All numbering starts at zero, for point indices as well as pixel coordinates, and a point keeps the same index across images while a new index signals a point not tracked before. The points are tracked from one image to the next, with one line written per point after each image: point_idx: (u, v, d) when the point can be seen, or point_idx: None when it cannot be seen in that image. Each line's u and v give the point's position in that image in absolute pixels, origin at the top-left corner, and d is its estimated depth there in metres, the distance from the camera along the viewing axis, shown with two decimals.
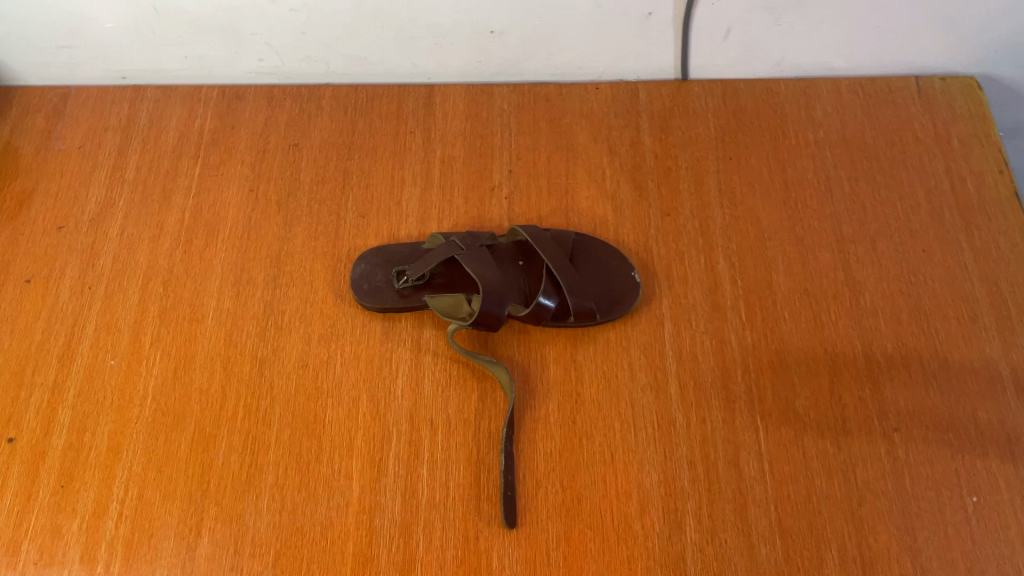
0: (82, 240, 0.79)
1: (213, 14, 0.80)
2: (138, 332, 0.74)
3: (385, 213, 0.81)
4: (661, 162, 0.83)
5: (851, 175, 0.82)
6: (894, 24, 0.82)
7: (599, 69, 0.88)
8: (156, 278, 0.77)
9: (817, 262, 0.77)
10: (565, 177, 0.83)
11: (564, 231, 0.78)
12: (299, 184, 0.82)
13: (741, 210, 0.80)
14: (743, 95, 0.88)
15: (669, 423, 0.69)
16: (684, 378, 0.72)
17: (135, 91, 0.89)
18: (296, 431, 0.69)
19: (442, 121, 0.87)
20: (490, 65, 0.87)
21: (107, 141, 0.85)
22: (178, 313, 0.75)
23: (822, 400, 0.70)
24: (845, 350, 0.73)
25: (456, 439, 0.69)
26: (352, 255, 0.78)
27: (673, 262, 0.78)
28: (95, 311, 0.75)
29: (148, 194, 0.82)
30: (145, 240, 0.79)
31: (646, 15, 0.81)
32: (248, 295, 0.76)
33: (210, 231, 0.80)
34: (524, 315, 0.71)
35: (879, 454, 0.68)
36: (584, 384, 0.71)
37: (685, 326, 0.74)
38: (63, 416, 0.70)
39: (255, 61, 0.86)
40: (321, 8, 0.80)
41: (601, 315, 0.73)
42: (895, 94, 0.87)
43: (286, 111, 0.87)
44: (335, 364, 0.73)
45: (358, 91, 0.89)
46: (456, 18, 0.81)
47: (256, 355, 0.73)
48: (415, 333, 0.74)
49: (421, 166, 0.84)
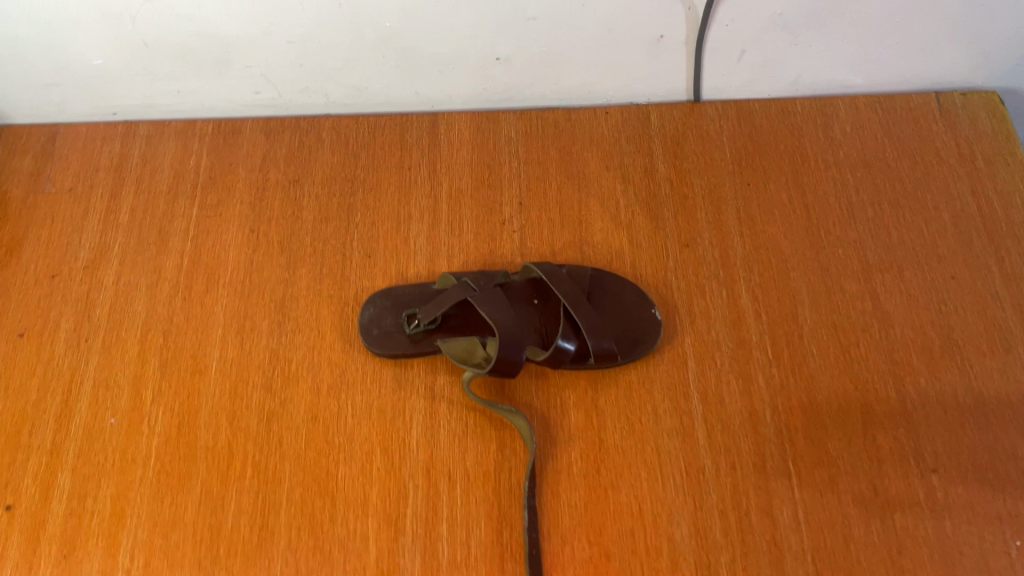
0: (76, 289, 0.76)
1: (206, 47, 0.77)
2: (138, 387, 0.71)
3: (392, 251, 0.78)
4: (677, 189, 0.80)
5: (874, 199, 0.79)
6: (914, 40, 0.79)
7: (608, 93, 0.85)
8: (155, 328, 0.74)
9: (843, 292, 0.74)
10: (577, 209, 0.80)
11: (580, 266, 0.74)
12: (301, 223, 0.79)
13: (762, 239, 0.77)
14: (758, 115, 0.85)
15: (698, 470, 0.66)
16: (711, 422, 0.69)
17: (126, 128, 0.85)
18: (308, 489, 0.66)
19: (448, 152, 0.83)
20: (495, 91, 0.84)
21: (100, 182, 0.82)
22: (180, 364, 0.72)
23: (855, 441, 0.68)
24: (877, 387, 0.70)
25: (476, 494, 0.66)
26: (359, 298, 0.75)
27: (694, 296, 0.75)
28: (93, 366, 0.72)
29: (144, 238, 0.78)
30: (142, 288, 0.76)
31: (657, 38, 0.78)
32: (253, 343, 0.73)
33: (210, 276, 0.76)
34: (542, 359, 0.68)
35: (917, 498, 0.65)
36: (608, 430, 0.68)
37: (709, 365, 0.71)
38: (62, 480, 0.67)
39: (251, 93, 0.83)
40: (319, 38, 0.76)
41: (623, 355, 0.70)
42: (916, 112, 0.84)
43: (285, 145, 0.84)
44: (346, 415, 0.69)
45: (360, 122, 0.85)
46: (460, 46, 0.78)
47: (262, 407, 0.70)
48: (428, 380, 0.71)
49: (428, 200, 0.81)
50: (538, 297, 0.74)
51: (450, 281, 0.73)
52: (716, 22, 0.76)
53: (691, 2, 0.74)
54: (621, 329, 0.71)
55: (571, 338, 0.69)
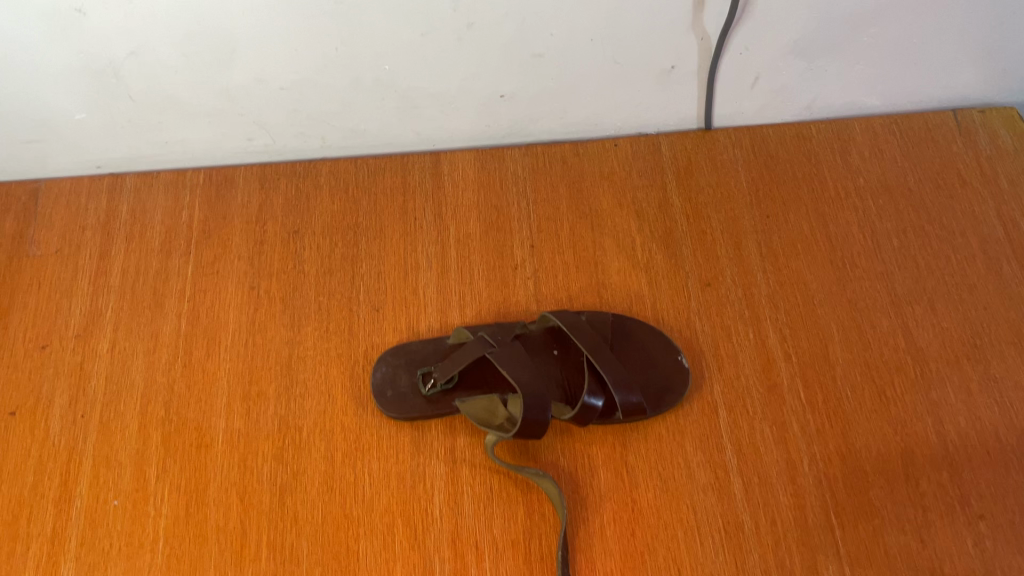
0: (69, 360, 0.71)
1: (195, 97, 0.72)
2: (141, 464, 0.67)
3: (401, 304, 0.74)
4: (694, 224, 0.77)
5: (898, 228, 0.76)
6: (934, 61, 0.76)
7: (617, 125, 0.81)
8: (156, 399, 0.70)
9: (874, 329, 0.72)
10: (592, 249, 0.77)
11: (599, 313, 0.71)
12: (304, 277, 0.75)
13: (786, 274, 0.75)
14: (773, 142, 0.82)
15: (737, 528, 0.64)
16: (747, 475, 0.66)
17: (112, 181, 0.81)
18: (328, 569, 0.62)
19: (454, 194, 0.80)
20: (500, 128, 0.80)
21: (87, 242, 0.77)
22: (184, 437, 0.68)
23: (898, 488, 0.65)
24: (916, 429, 0.67)
25: (507, 565, 0.62)
26: (370, 356, 0.71)
27: (719, 339, 0.72)
28: (91, 443, 0.68)
29: (138, 301, 0.74)
30: (139, 355, 0.72)
31: (669, 69, 0.75)
32: (260, 410, 0.69)
33: (211, 339, 0.72)
34: (569, 417, 0.65)
35: (967, 547, 0.62)
36: (640, 489, 0.65)
37: (741, 413, 0.68)
38: (64, 573, 0.62)
39: (243, 140, 0.79)
40: (316, 83, 0.72)
41: (652, 408, 0.67)
42: (935, 132, 0.81)
43: (281, 193, 0.80)
44: (363, 485, 0.66)
45: (359, 165, 0.82)
46: (463, 85, 0.74)
47: (274, 480, 0.66)
48: (448, 442, 0.68)
49: (435, 246, 0.77)
50: (558, 348, 0.71)
51: (465, 336, 0.70)
52: (730, 51, 0.73)
53: (704, 31, 0.71)
54: (647, 380, 0.68)
55: (598, 393, 0.65)
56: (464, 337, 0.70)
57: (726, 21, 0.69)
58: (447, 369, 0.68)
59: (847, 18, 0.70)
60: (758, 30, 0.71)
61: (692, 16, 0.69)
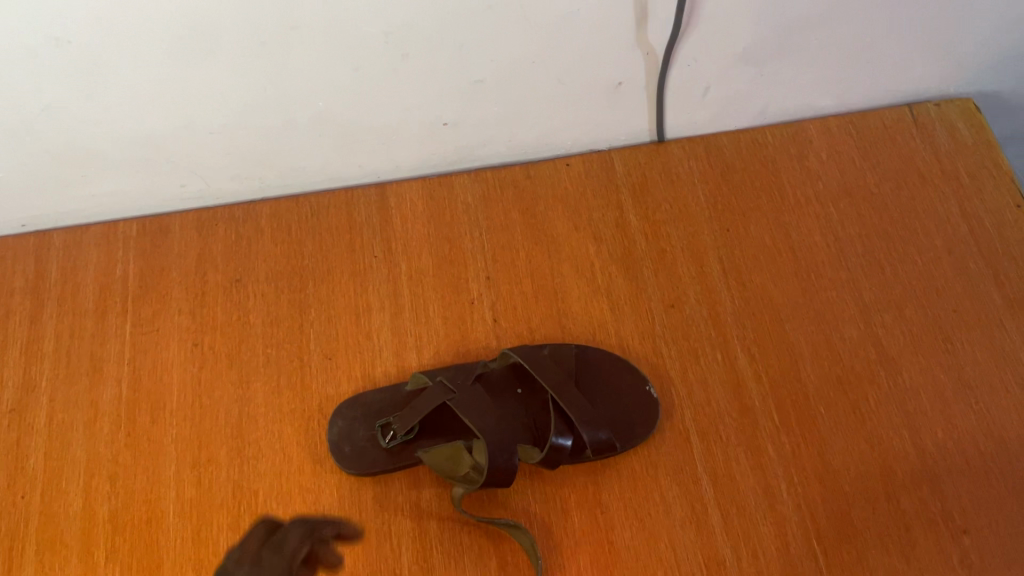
0: (4, 439, 0.67)
1: (119, 148, 0.68)
2: (88, 546, 0.63)
3: (354, 350, 0.71)
4: (653, 243, 0.75)
5: (861, 233, 0.75)
6: (887, 59, 0.73)
7: (567, 143, 0.78)
8: (101, 473, 0.66)
9: (843, 341, 0.70)
10: (550, 277, 0.74)
11: (561, 346, 0.68)
12: (250, 329, 0.72)
13: (751, 289, 0.72)
14: (728, 150, 0.79)
15: (719, 563, 0.61)
16: (725, 506, 0.64)
17: (39, 239, 0.76)
18: None
19: (402, 228, 0.76)
20: (446, 155, 0.77)
21: (16, 308, 0.73)
22: (133, 513, 0.64)
23: (880, 507, 0.63)
24: (893, 443, 0.65)
25: None
26: (325, 409, 0.68)
27: (687, 363, 0.69)
28: (34, 527, 0.64)
29: (75, 368, 0.70)
30: (80, 428, 0.68)
31: (617, 84, 0.71)
32: (212, 477, 0.66)
33: (155, 404, 0.69)
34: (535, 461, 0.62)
35: (953, 563, 0.61)
36: (616, 529, 0.63)
37: (715, 440, 0.66)
38: None
39: (176, 187, 0.74)
40: (248, 126, 0.68)
41: (621, 443, 0.65)
42: (892, 130, 0.79)
43: (221, 240, 0.76)
44: (326, 549, 0.62)
45: (301, 203, 0.78)
46: (403, 116, 0.71)
47: (232, 552, 0.62)
48: (414, 495, 0.65)
49: (387, 285, 0.74)
50: (520, 385, 0.68)
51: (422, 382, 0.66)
52: (678, 64, 0.70)
53: (650, 46, 0.68)
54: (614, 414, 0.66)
55: (564, 434, 0.63)
56: (421, 383, 0.67)
57: (671, 35, 0.66)
58: (405, 420, 0.65)
59: (795, 23, 0.67)
60: (705, 41, 0.68)
61: (636, 32, 0.66)
